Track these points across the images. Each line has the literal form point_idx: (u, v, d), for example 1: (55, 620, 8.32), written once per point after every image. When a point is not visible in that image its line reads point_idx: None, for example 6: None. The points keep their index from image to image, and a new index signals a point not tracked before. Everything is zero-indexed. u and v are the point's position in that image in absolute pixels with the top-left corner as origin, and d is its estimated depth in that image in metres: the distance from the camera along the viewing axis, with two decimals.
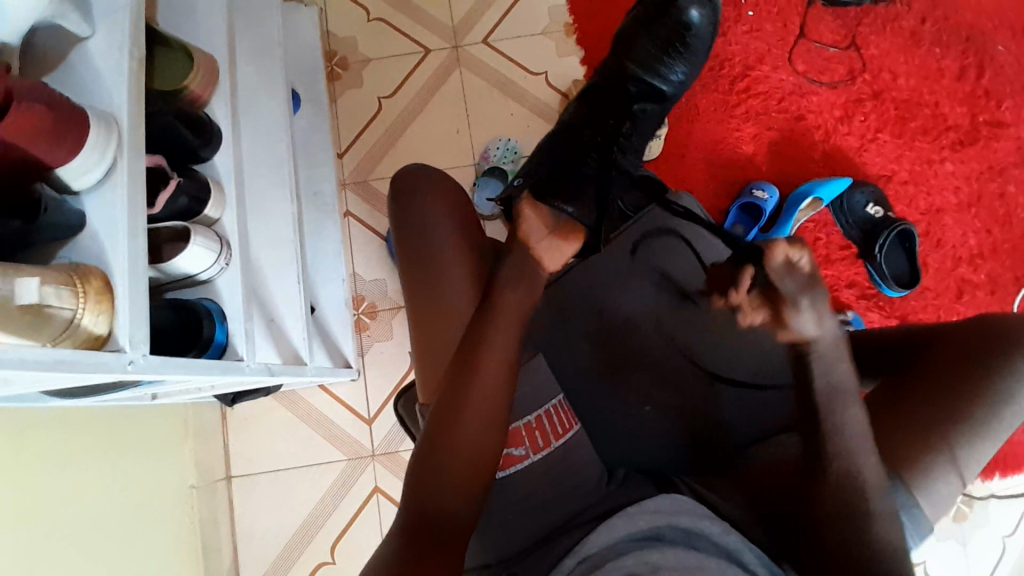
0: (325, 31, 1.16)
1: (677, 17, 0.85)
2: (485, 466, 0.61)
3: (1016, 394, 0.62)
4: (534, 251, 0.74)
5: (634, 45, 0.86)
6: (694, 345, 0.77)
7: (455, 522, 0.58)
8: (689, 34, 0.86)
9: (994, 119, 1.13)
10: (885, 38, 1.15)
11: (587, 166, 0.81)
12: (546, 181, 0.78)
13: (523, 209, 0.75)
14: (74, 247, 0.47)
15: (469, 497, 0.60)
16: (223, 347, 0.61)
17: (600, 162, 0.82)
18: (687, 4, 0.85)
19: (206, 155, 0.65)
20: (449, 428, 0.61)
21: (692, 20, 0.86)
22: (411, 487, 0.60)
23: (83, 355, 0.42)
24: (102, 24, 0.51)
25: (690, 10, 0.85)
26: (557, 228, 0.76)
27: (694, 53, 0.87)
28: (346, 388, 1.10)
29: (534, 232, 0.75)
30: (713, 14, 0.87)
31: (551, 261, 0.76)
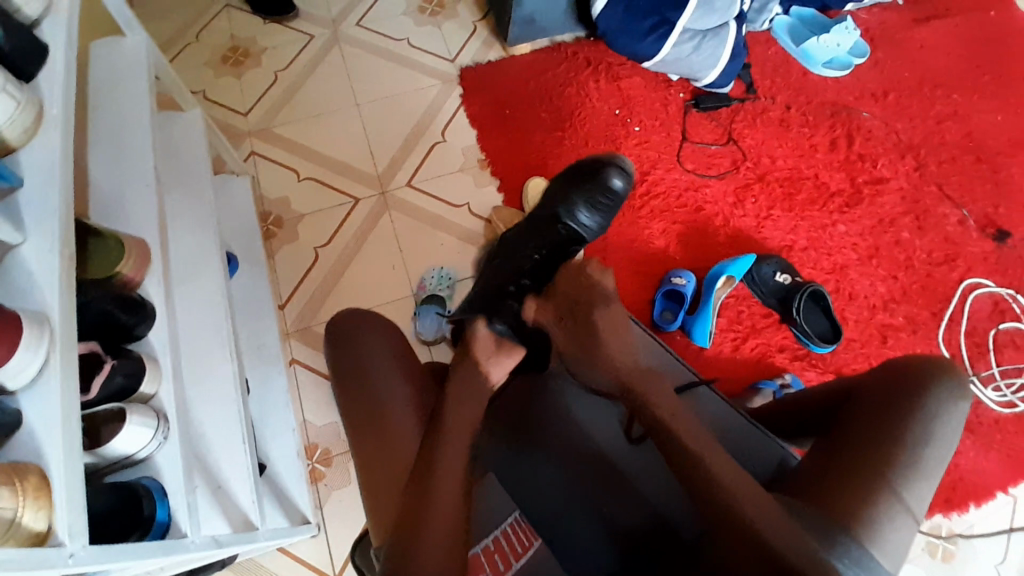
0: (258, 196, 1.25)
1: (603, 182, 1.04)
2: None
3: (934, 431, 0.67)
4: (483, 366, 0.75)
5: (568, 196, 1.03)
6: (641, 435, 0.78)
7: None
8: (612, 194, 1.05)
9: (873, 177, 1.28)
10: (758, 130, 1.31)
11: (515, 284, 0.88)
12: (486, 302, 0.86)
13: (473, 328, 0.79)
14: (10, 447, 0.48)
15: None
16: (166, 525, 0.61)
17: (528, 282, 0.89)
18: (611, 174, 1.05)
19: (140, 332, 0.67)
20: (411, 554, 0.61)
21: (615, 185, 1.05)
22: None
23: (31, 555, 0.42)
24: (31, 232, 0.56)
25: (613, 178, 1.05)
26: (500, 345, 0.77)
27: (618, 199, 1.06)
28: (307, 546, 1.05)
29: (483, 350, 0.77)
30: (631, 181, 1.09)
31: (495, 375, 0.76)
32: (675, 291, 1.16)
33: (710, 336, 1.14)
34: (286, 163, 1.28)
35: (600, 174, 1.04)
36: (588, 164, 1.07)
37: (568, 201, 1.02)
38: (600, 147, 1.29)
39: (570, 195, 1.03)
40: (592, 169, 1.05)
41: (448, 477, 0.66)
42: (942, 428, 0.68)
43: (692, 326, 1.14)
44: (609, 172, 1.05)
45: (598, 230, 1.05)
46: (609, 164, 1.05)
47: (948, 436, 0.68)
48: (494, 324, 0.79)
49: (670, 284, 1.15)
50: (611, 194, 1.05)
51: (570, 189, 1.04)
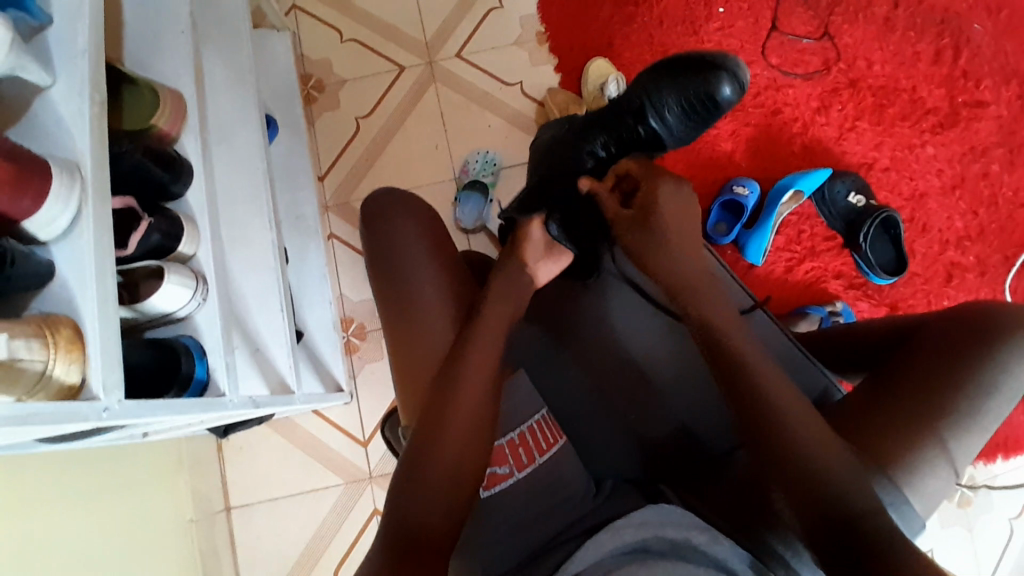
0: (300, 55, 1.17)
1: (705, 87, 0.74)
2: (470, 475, 0.60)
3: (1000, 385, 0.62)
4: (529, 268, 0.74)
5: (653, 84, 0.76)
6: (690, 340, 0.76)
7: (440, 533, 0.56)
8: (712, 107, 0.74)
9: (973, 100, 1.12)
10: (859, 26, 1.15)
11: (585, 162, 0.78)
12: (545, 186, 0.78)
13: (528, 231, 0.74)
14: (46, 296, 0.47)
15: (450, 508, 0.58)
16: (204, 383, 0.61)
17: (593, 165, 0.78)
18: (721, 79, 0.74)
19: (177, 191, 0.65)
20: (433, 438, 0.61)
21: (722, 95, 0.74)
22: (393, 502, 0.58)
23: (59, 408, 0.42)
24: (62, 72, 0.51)
25: (721, 86, 0.73)
26: (551, 249, 0.75)
27: (703, 104, 0.74)
28: (339, 411, 1.09)
29: (532, 252, 0.74)
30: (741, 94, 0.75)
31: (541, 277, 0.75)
32: (735, 201, 1.08)
33: (764, 254, 1.08)
34: (328, 20, 1.18)
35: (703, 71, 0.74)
36: (690, 62, 0.76)
37: (651, 89, 0.76)
38: (675, 30, 1.15)
39: (656, 84, 0.76)
40: (699, 65, 0.75)
41: (478, 369, 0.65)
42: (1009, 382, 0.63)
43: (747, 242, 1.08)
44: (716, 77, 0.73)
45: (675, 143, 0.77)
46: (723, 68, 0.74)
47: (1013, 391, 0.63)
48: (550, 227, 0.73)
49: (731, 194, 1.07)
50: (709, 104, 0.74)
51: (662, 74, 0.76)
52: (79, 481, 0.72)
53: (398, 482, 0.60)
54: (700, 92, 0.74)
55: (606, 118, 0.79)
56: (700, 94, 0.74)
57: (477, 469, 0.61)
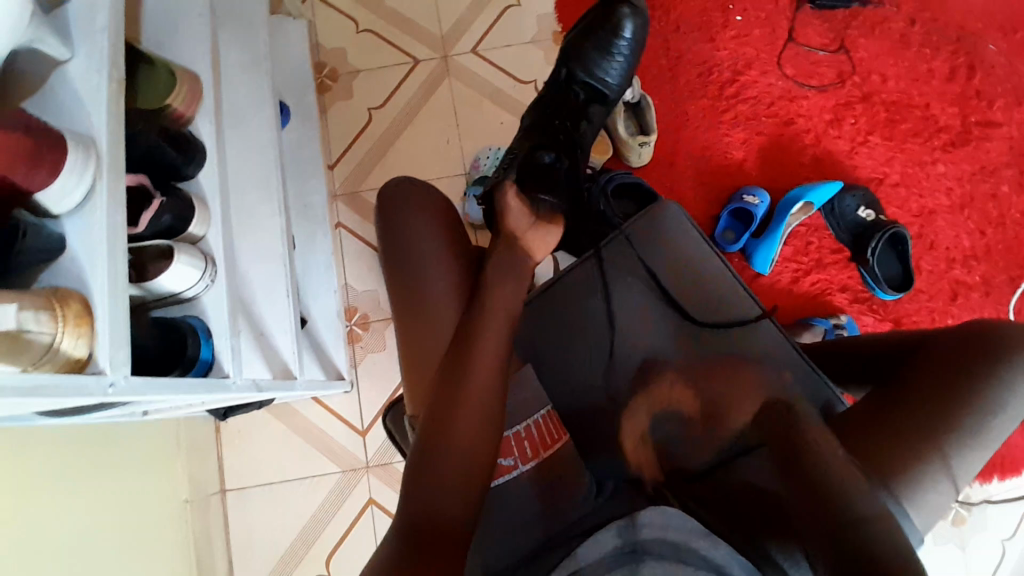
0: (314, 43, 1.17)
1: (613, 18, 0.90)
2: (478, 470, 0.61)
3: (1004, 403, 0.62)
4: (522, 241, 0.78)
5: (574, 49, 0.91)
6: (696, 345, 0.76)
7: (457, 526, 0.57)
8: (620, 41, 0.90)
9: (985, 120, 1.12)
10: (875, 41, 1.15)
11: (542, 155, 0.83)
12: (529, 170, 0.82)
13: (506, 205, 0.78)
14: (54, 270, 0.47)
15: (462, 502, 0.58)
16: (209, 364, 0.61)
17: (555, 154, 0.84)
18: (622, 17, 0.90)
19: (190, 172, 0.65)
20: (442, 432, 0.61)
21: (625, 30, 0.90)
22: (405, 496, 0.58)
23: (65, 381, 0.42)
24: (81, 45, 0.51)
25: (625, 20, 0.90)
26: (539, 215, 0.79)
27: (630, 53, 0.91)
28: (339, 400, 1.09)
29: (517, 223, 0.78)
30: (644, 27, 0.92)
31: (536, 250, 0.79)
32: (744, 210, 1.08)
33: (771, 264, 1.08)
34: (345, 10, 1.18)
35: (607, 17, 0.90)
36: (593, 22, 0.92)
37: (572, 56, 0.91)
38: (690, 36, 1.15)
39: (577, 49, 0.91)
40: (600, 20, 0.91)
41: (485, 364, 0.65)
42: (1014, 399, 0.63)
43: (754, 250, 1.07)
44: (621, 15, 0.90)
45: (617, 93, 0.92)
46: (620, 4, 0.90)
47: (1018, 408, 0.63)
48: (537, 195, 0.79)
49: (741, 202, 1.07)
50: (624, 45, 0.91)
51: (580, 40, 0.91)
52: (77, 457, 0.72)
53: (409, 476, 0.60)
54: (614, 32, 0.90)
55: (541, 105, 0.90)
56: (624, 42, 0.91)
57: (484, 464, 0.61)
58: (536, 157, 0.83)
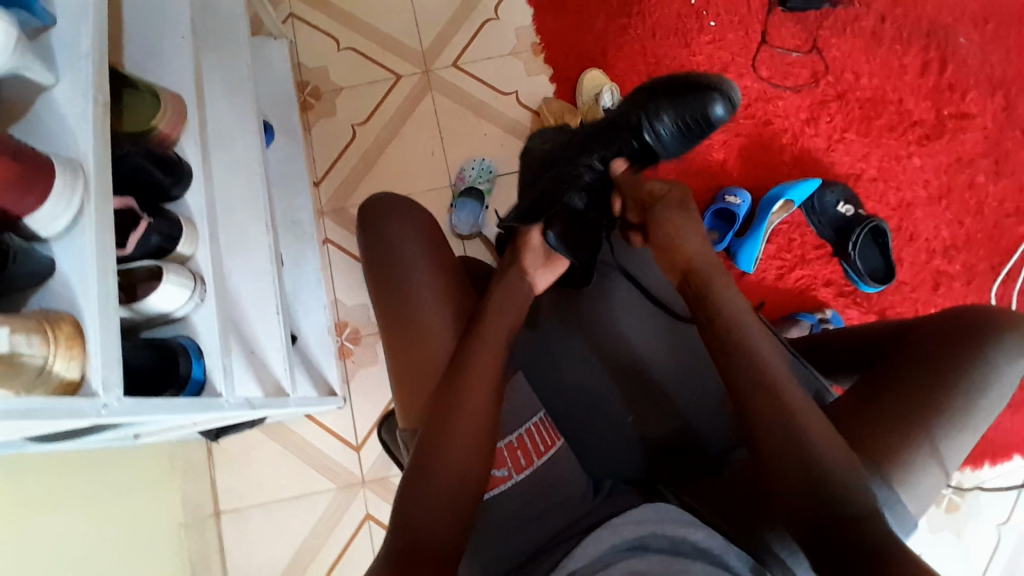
0: (297, 62, 1.18)
1: (701, 104, 0.81)
2: (473, 481, 0.61)
3: (988, 386, 0.64)
4: (529, 276, 0.76)
5: (650, 101, 0.83)
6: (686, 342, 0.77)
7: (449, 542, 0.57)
8: (702, 121, 0.81)
9: (958, 112, 1.15)
10: (846, 40, 1.17)
11: (571, 198, 0.80)
12: (542, 204, 0.79)
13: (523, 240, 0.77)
14: (46, 292, 0.47)
15: (457, 514, 0.59)
16: (201, 384, 0.61)
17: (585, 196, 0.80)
18: (713, 99, 0.81)
19: (177, 193, 0.65)
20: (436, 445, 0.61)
21: (713, 114, 0.81)
22: (400, 509, 0.59)
23: (58, 403, 0.42)
24: (65, 71, 0.52)
25: (714, 104, 0.81)
26: (550, 257, 0.77)
27: (698, 125, 0.81)
28: (333, 416, 1.09)
29: (530, 260, 0.76)
30: (732, 110, 0.82)
31: (540, 284, 0.77)
32: (727, 210, 1.10)
33: (756, 262, 1.10)
34: (326, 28, 1.19)
35: (699, 93, 0.81)
36: (684, 80, 0.84)
37: (648, 107, 0.82)
38: (668, 42, 1.17)
39: (653, 100, 0.82)
40: (693, 88, 0.82)
41: (478, 376, 0.65)
42: (998, 382, 0.64)
43: (739, 249, 1.09)
44: (711, 95, 0.81)
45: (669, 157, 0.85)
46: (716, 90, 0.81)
47: (1002, 390, 0.64)
48: (546, 235, 0.75)
49: (723, 202, 1.09)
50: (704, 124, 0.81)
51: (657, 93, 0.83)
52: (70, 482, 0.72)
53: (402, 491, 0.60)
54: (698, 113, 0.81)
55: (599, 140, 0.83)
56: (705, 109, 0.81)
57: (479, 474, 0.62)
58: (572, 194, 0.80)
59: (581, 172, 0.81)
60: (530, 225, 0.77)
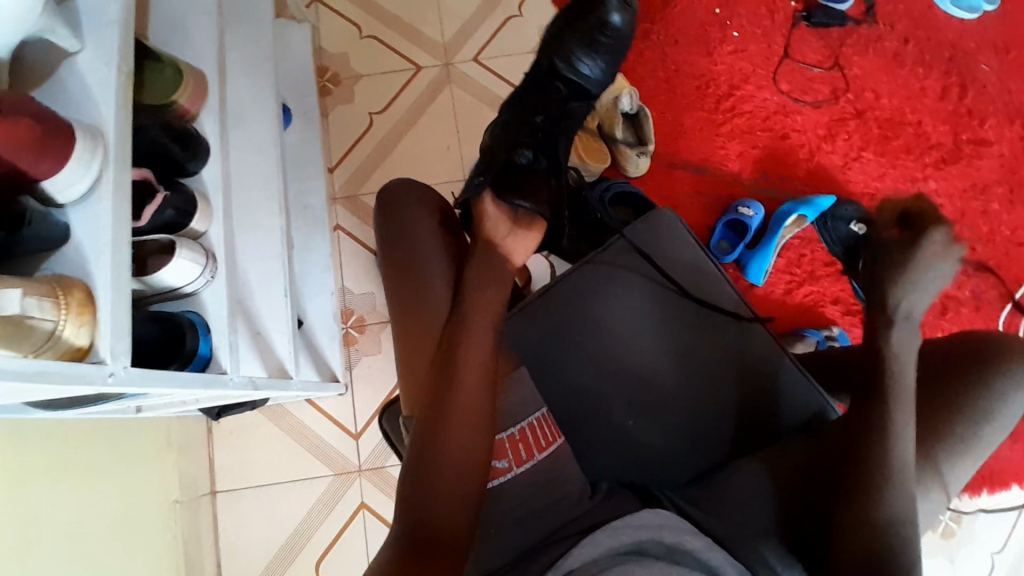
0: (317, 47, 1.18)
1: (597, 16, 0.84)
2: (473, 472, 0.61)
3: (994, 415, 0.63)
4: (500, 246, 0.72)
5: (562, 40, 0.85)
6: (695, 347, 0.77)
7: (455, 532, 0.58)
8: (605, 32, 0.84)
9: (976, 137, 1.15)
10: (868, 59, 1.17)
11: (520, 155, 0.77)
12: (500, 172, 0.75)
13: (483, 209, 0.72)
14: (58, 258, 0.47)
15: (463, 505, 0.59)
16: (207, 360, 0.61)
17: (534, 151, 0.78)
18: (608, 8, 0.84)
19: (193, 168, 0.65)
20: (434, 437, 0.61)
21: (611, 21, 0.84)
22: (407, 501, 0.60)
23: (65, 368, 0.42)
24: (90, 39, 0.52)
25: (611, 12, 0.84)
26: (517, 219, 0.73)
27: (609, 49, 0.85)
28: (333, 402, 1.09)
29: (498, 228, 0.72)
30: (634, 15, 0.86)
31: (517, 256, 0.74)
32: (739, 221, 1.10)
33: (765, 275, 1.09)
34: (349, 16, 1.19)
35: (593, 7, 0.84)
36: (582, 5, 0.87)
37: (562, 48, 0.85)
38: (689, 50, 1.17)
39: (562, 38, 0.85)
40: (583, 8, 0.85)
41: (473, 364, 0.65)
42: (1004, 411, 0.64)
43: (748, 261, 1.09)
44: (607, 5, 0.84)
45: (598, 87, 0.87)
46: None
47: (1008, 419, 0.64)
48: (510, 199, 0.72)
49: (735, 213, 1.09)
50: (606, 31, 0.85)
51: (564, 27, 0.86)
52: (69, 451, 0.72)
53: (407, 485, 0.61)
54: (596, 29, 0.84)
55: (520, 92, 0.85)
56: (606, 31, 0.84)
57: (479, 465, 0.61)
58: (516, 152, 0.76)
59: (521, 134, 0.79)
60: (484, 193, 0.73)
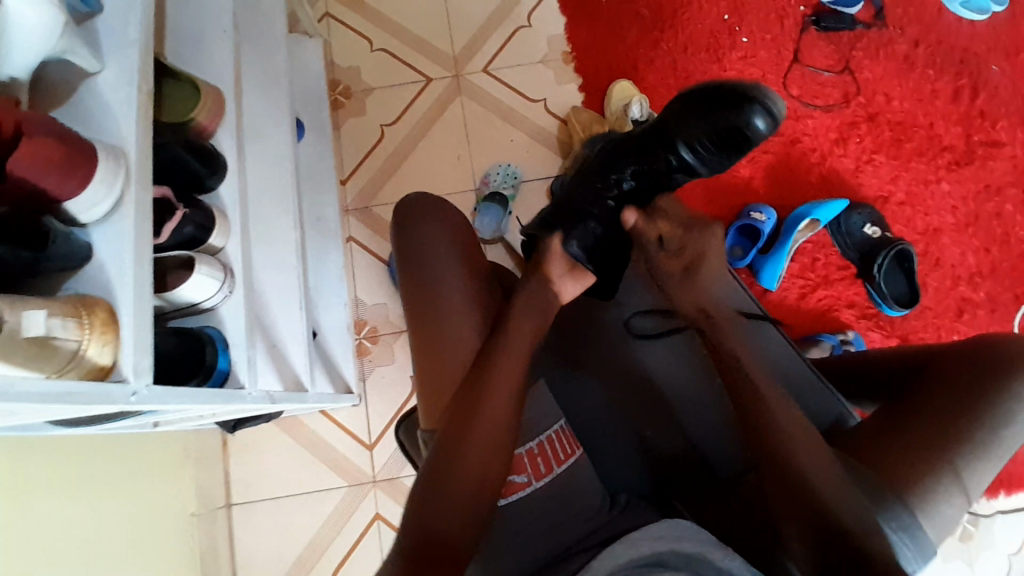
0: (329, 61, 1.19)
1: (736, 128, 0.67)
2: (487, 494, 0.61)
3: (1016, 418, 0.63)
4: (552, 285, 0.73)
5: (683, 120, 0.69)
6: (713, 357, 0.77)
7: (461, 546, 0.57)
8: (743, 140, 0.68)
9: (990, 139, 1.14)
10: (879, 62, 1.17)
11: (585, 224, 0.74)
12: (562, 212, 0.76)
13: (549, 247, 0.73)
14: (82, 277, 0.48)
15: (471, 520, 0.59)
16: (225, 375, 0.62)
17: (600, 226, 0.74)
18: (752, 111, 0.66)
19: (212, 185, 0.66)
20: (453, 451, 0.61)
21: (754, 128, 0.67)
22: (415, 510, 0.59)
23: (90, 387, 0.43)
24: (111, 61, 0.53)
25: (756, 118, 0.66)
26: (573, 266, 0.73)
27: (729, 141, 0.68)
28: (347, 413, 1.10)
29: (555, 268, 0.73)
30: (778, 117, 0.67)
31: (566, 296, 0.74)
32: (751, 226, 1.09)
33: (778, 280, 1.09)
34: (360, 29, 1.21)
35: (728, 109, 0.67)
36: (721, 89, 0.69)
37: (682, 125, 0.70)
38: (698, 56, 1.17)
39: (687, 115, 0.69)
40: (720, 106, 0.68)
41: (501, 386, 0.64)
42: None
43: (761, 267, 1.09)
44: (751, 107, 0.66)
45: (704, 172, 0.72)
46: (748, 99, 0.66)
47: None
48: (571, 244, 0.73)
49: (748, 218, 1.08)
50: (741, 138, 0.68)
51: (697, 102, 0.69)
52: (88, 466, 0.72)
53: (417, 493, 0.60)
54: (727, 127, 0.67)
55: (627, 146, 0.74)
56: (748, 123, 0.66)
57: (494, 487, 0.62)
58: (584, 225, 0.74)
59: (583, 205, 0.75)
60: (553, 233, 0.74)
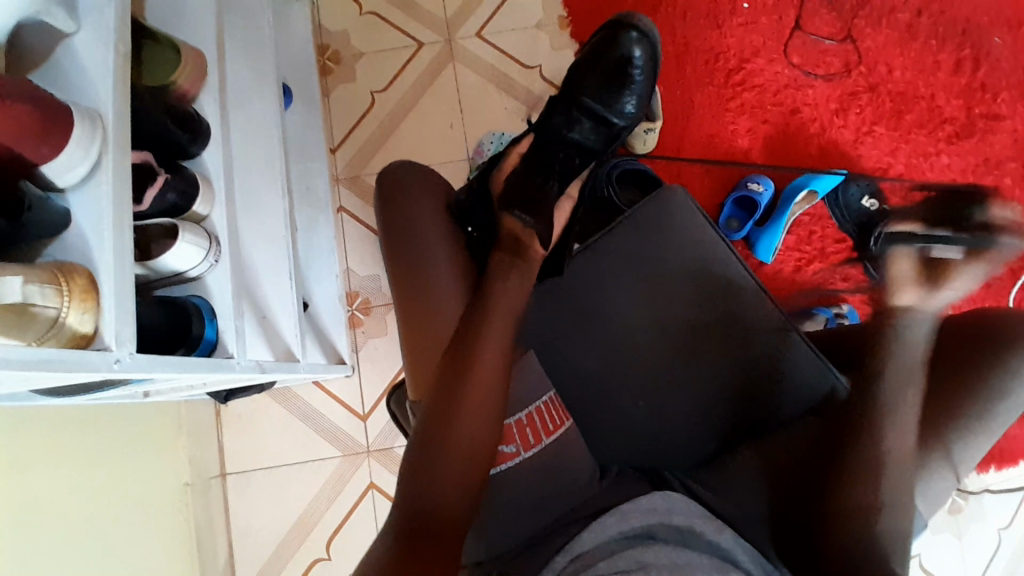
0: (317, 25, 1.16)
1: (621, 62, 0.82)
2: (482, 458, 0.62)
3: (1011, 390, 0.62)
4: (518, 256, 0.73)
5: (580, 80, 0.83)
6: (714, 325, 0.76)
7: (452, 518, 0.58)
8: (631, 69, 0.83)
9: (991, 112, 1.12)
10: (881, 31, 1.14)
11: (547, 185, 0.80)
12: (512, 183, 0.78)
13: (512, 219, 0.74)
14: (60, 243, 0.46)
15: (464, 490, 0.60)
16: (213, 343, 0.61)
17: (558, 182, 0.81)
18: (629, 43, 0.82)
19: (195, 150, 0.64)
20: (439, 445, 0.60)
21: (633, 55, 0.82)
22: (407, 489, 0.60)
23: (69, 354, 0.41)
24: (86, 18, 0.50)
25: (633, 48, 0.82)
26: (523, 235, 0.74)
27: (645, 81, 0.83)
28: (341, 385, 1.09)
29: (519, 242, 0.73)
30: (653, 46, 0.83)
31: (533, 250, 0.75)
32: (748, 198, 1.09)
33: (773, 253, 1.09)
34: None
35: (609, 53, 0.83)
36: (599, 41, 0.84)
37: (581, 89, 0.83)
38: (698, 23, 1.14)
39: (579, 85, 0.83)
40: (604, 49, 0.83)
41: (484, 377, 0.64)
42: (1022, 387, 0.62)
43: (757, 239, 1.08)
44: (627, 40, 0.82)
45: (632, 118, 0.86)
46: (623, 33, 0.82)
47: None
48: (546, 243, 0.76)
49: (744, 190, 1.08)
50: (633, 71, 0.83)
51: (580, 77, 0.84)
52: (78, 438, 0.72)
53: (410, 468, 0.61)
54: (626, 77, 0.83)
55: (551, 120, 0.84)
56: (631, 81, 0.83)
57: (487, 450, 0.62)
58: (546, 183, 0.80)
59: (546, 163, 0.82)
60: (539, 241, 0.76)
